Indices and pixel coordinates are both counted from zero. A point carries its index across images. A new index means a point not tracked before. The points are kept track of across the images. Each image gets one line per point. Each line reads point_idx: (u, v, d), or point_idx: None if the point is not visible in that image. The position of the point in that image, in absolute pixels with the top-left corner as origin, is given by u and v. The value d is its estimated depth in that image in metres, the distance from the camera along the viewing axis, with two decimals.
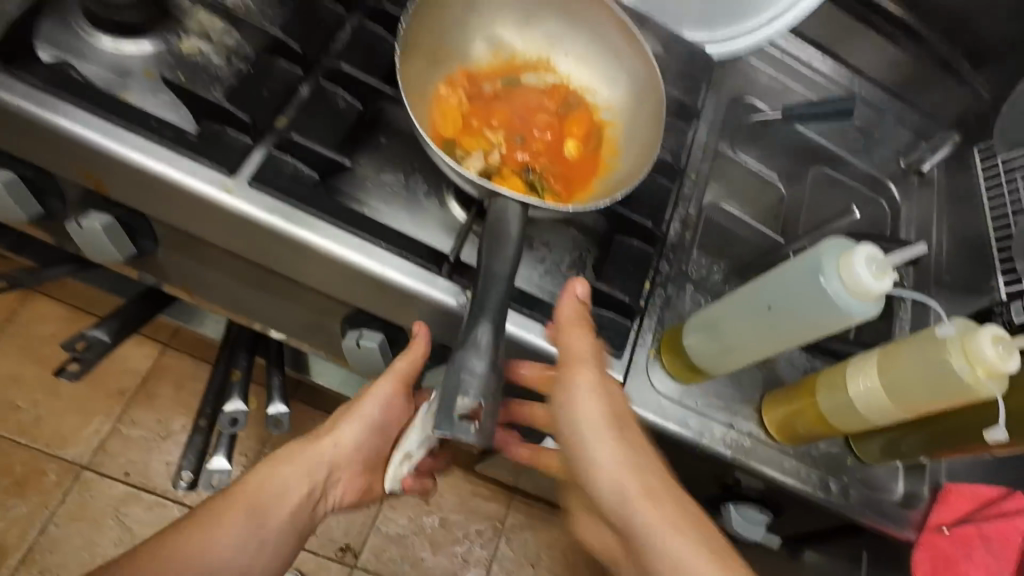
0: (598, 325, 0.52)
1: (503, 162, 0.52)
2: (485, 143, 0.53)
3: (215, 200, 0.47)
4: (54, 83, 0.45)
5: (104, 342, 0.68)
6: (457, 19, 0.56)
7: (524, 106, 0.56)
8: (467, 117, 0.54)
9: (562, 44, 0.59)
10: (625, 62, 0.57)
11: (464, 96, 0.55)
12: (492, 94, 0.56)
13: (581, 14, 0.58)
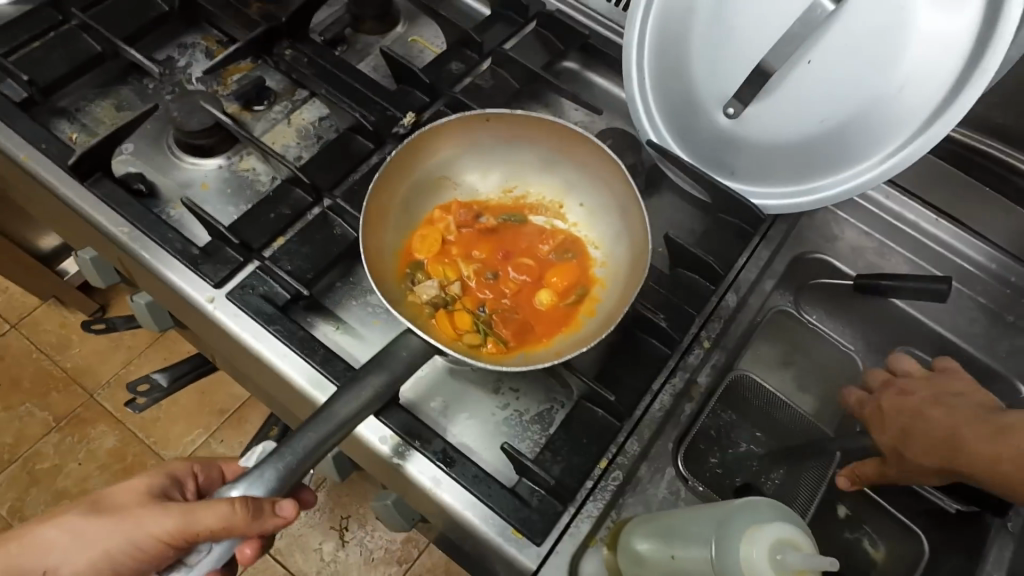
0: (523, 500, 0.47)
1: (460, 297, 0.50)
2: (453, 273, 0.52)
3: (199, 308, 0.53)
4: (113, 196, 0.56)
5: (160, 386, 0.79)
6: (475, 148, 0.56)
7: (513, 243, 0.54)
8: (447, 244, 0.53)
9: (579, 191, 0.56)
10: (631, 225, 0.53)
11: (452, 223, 0.54)
12: (485, 224, 0.55)
13: (599, 167, 0.54)
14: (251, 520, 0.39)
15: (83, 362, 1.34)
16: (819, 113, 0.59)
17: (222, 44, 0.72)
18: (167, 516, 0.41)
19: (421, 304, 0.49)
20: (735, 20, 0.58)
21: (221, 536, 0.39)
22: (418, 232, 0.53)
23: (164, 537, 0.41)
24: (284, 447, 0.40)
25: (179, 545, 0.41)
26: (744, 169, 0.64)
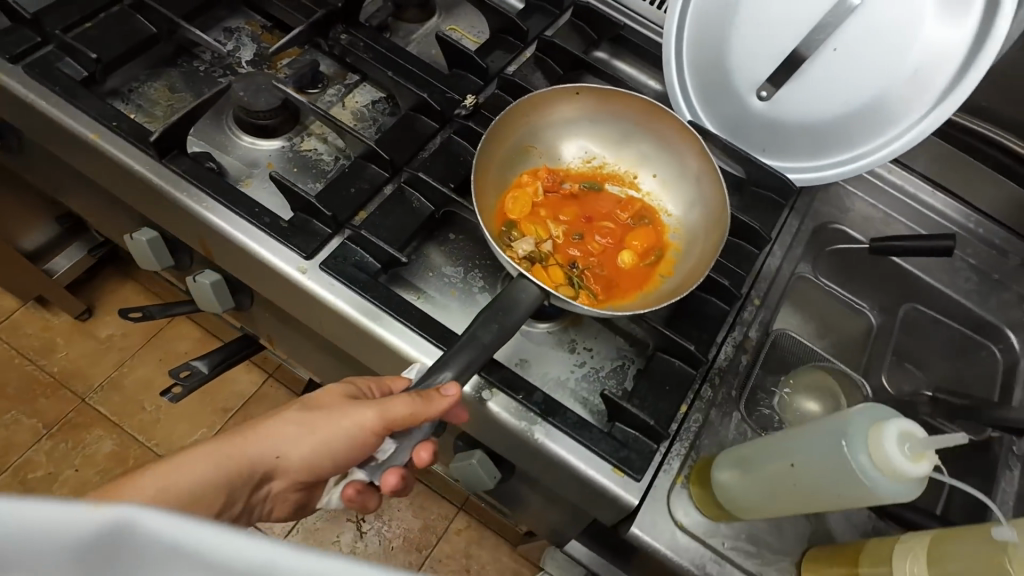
0: (621, 442, 0.51)
1: (553, 253, 0.55)
2: (544, 232, 0.56)
3: (292, 278, 0.55)
4: (192, 173, 0.56)
5: (202, 372, 0.79)
6: (558, 123, 0.61)
7: (594, 209, 0.59)
8: (536, 206, 0.57)
9: (652, 164, 0.61)
10: (704, 196, 0.58)
11: (540, 187, 0.58)
12: (568, 191, 0.59)
13: (675, 142, 0.60)
14: (427, 405, 0.42)
15: (72, 365, 1.28)
16: (841, 96, 0.66)
17: (268, 30, 0.73)
18: (366, 411, 0.43)
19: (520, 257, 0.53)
20: (769, 12, 0.64)
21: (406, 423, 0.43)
22: (511, 194, 0.57)
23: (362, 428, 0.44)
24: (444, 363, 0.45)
25: (378, 434, 0.44)
26: (773, 147, 0.71)
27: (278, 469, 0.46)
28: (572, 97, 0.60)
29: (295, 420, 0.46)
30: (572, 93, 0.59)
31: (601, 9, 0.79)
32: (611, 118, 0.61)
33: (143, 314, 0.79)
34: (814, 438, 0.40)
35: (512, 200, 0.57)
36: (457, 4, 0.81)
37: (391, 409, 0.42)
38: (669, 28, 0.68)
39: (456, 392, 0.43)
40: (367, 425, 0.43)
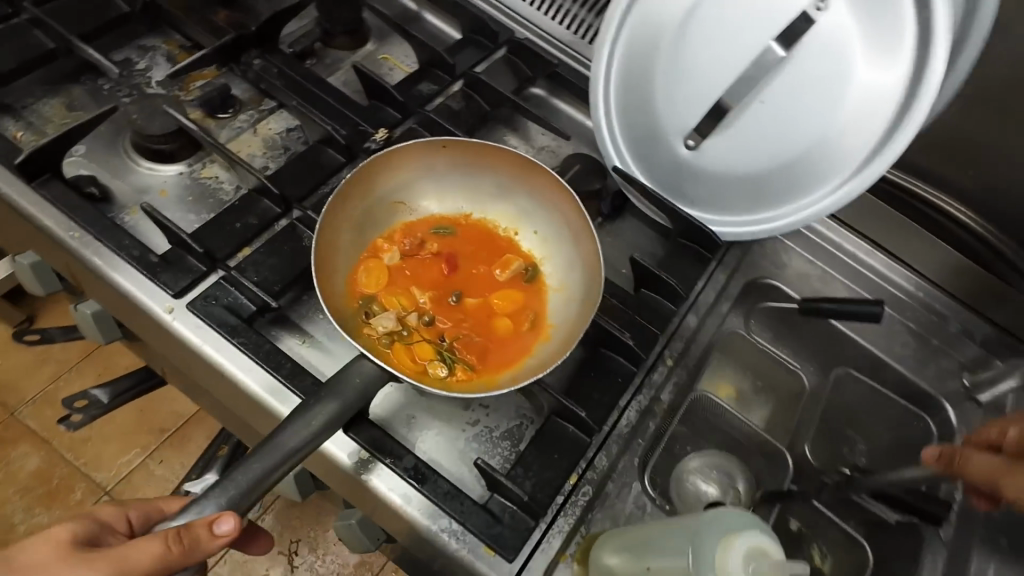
0: (496, 518, 0.47)
1: (416, 326, 0.51)
2: (407, 302, 0.52)
3: (157, 319, 0.51)
4: (62, 200, 0.53)
5: (102, 402, 0.75)
6: (421, 179, 0.57)
7: (465, 269, 0.56)
8: (395, 274, 0.54)
9: (529, 216, 0.58)
10: (584, 250, 0.55)
11: (398, 254, 0.55)
12: (433, 252, 0.56)
13: (550, 196, 0.57)
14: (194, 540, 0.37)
15: (6, 377, 1.24)
16: (770, 149, 0.62)
17: (185, 49, 0.69)
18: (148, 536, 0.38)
19: (379, 334, 0.49)
20: (696, 57, 0.61)
21: (169, 560, 0.37)
22: (364, 266, 0.53)
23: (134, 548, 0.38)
24: (228, 481, 0.39)
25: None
26: (700, 198, 0.67)
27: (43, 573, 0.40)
28: (433, 150, 0.57)
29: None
30: (430, 148, 0.55)
31: (538, 45, 0.76)
32: (479, 170, 0.58)
33: (43, 338, 0.75)
34: (676, 539, 0.42)
35: (367, 271, 0.53)
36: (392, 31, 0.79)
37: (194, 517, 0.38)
38: (597, 69, 0.65)
39: (230, 531, 0.37)
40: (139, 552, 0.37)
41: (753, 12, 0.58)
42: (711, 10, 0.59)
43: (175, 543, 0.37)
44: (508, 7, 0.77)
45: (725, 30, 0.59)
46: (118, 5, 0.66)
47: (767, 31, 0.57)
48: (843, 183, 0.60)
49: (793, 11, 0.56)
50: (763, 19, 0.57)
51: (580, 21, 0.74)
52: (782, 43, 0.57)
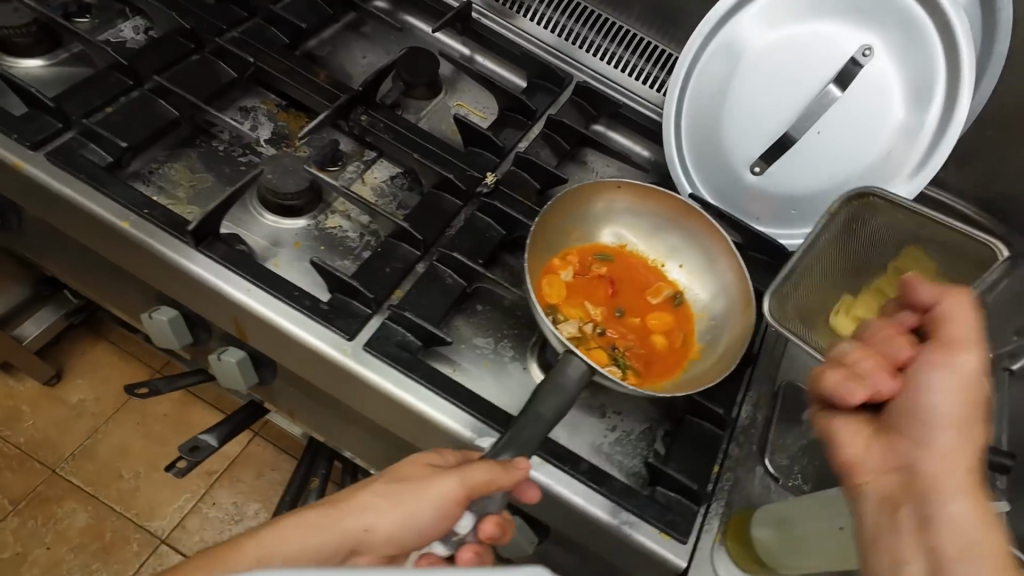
0: (666, 508, 0.54)
1: (594, 335, 0.59)
2: (584, 313, 0.61)
3: (336, 361, 0.55)
4: (229, 258, 0.57)
5: (211, 445, 0.77)
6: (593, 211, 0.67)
7: (624, 290, 0.64)
8: (571, 288, 0.62)
9: (677, 253, 0.67)
10: (727, 289, 0.64)
11: (572, 271, 0.63)
12: (599, 273, 0.65)
13: (699, 237, 0.66)
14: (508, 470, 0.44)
15: (40, 435, 1.21)
16: (827, 172, 0.72)
17: (284, 108, 0.74)
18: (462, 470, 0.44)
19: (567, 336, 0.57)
20: (762, 101, 0.71)
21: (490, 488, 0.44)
22: (546, 278, 0.61)
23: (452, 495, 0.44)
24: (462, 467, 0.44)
25: (463, 504, 0.44)
26: (765, 216, 0.76)
27: (358, 547, 0.44)
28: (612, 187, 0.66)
29: (380, 494, 0.45)
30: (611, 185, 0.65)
31: (597, 88, 0.84)
32: (643, 209, 0.67)
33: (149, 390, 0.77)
34: None
35: (548, 283, 0.61)
36: (461, 80, 0.85)
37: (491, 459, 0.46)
38: (670, 108, 0.74)
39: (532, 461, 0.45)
40: (451, 494, 0.43)
41: (806, 61, 0.69)
42: (773, 63, 0.70)
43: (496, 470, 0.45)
44: (569, 57, 0.87)
45: (783, 76, 0.70)
46: (225, 70, 0.70)
47: (820, 75, 0.69)
48: (901, 194, 0.69)
49: (841, 58, 0.68)
50: (816, 66, 0.69)
51: (636, 68, 0.86)
52: (838, 83, 0.68)
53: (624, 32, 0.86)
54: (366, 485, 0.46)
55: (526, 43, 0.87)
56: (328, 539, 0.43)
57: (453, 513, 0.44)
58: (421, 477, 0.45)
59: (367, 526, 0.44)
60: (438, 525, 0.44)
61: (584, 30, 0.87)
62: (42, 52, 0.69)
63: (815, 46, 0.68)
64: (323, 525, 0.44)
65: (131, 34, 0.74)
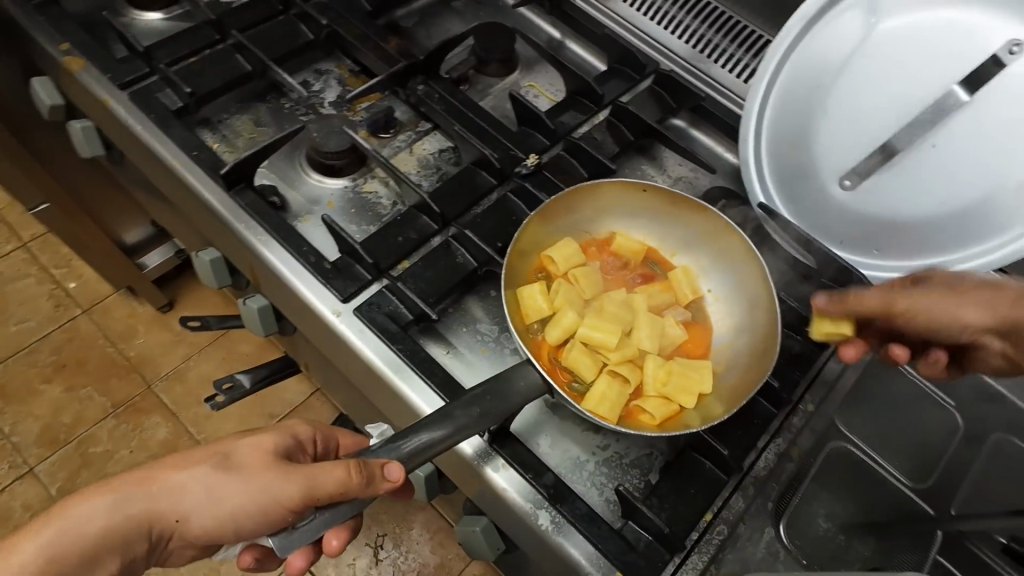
0: (631, 546, 0.47)
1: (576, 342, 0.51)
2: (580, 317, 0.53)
3: (326, 321, 0.55)
4: (254, 207, 0.59)
5: (244, 386, 0.82)
6: (626, 208, 0.60)
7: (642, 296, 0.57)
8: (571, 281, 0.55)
9: (709, 275, 0.59)
10: (754, 322, 0.55)
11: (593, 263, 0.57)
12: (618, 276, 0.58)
13: (738, 258, 0.57)
14: (362, 483, 0.40)
15: (146, 354, 1.37)
16: (953, 184, 0.57)
17: (354, 74, 0.76)
18: (290, 481, 0.42)
19: (545, 343, 0.51)
20: (863, 106, 0.59)
21: (335, 498, 0.41)
22: (543, 270, 0.55)
23: (282, 504, 0.42)
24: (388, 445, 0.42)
25: (298, 511, 0.42)
26: (855, 239, 0.64)
27: (184, 527, 0.45)
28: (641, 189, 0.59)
29: (217, 474, 0.45)
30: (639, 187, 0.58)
31: (683, 79, 0.77)
32: (681, 221, 0.59)
33: (202, 324, 0.83)
34: None
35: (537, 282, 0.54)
36: (538, 60, 0.82)
37: (329, 466, 0.42)
38: (757, 84, 0.63)
39: (398, 476, 0.41)
40: (285, 496, 0.42)
41: (932, 56, 0.55)
42: (885, 61, 0.57)
43: (350, 477, 0.40)
44: (658, 42, 0.80)
45: (897, 75, 0.57)
46: (304, 33, 0.74)
47: (947, 75, 0.55)
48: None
49: (980, 52, 0.53)
50: (946, 61, 0.55)
51: (730, 59, 0.77)
52: (967, 86, 0.54)
53: (725, 17, 0.77)
54: (208, 453, 0.46)
55: (615, 28, 0.82)
56: (137, 516, 0.45)
57: (280, 518, 0.41)
58: (253, 472, 0.45)
59: (198, 507, 0.44)
60: (264, 527, 0.42)
61: (677, 14, 0.79)
62: (162, 7, 0.77)
63: (947, 36, 0.54)
64: (134, 500, 0.45)
65: None
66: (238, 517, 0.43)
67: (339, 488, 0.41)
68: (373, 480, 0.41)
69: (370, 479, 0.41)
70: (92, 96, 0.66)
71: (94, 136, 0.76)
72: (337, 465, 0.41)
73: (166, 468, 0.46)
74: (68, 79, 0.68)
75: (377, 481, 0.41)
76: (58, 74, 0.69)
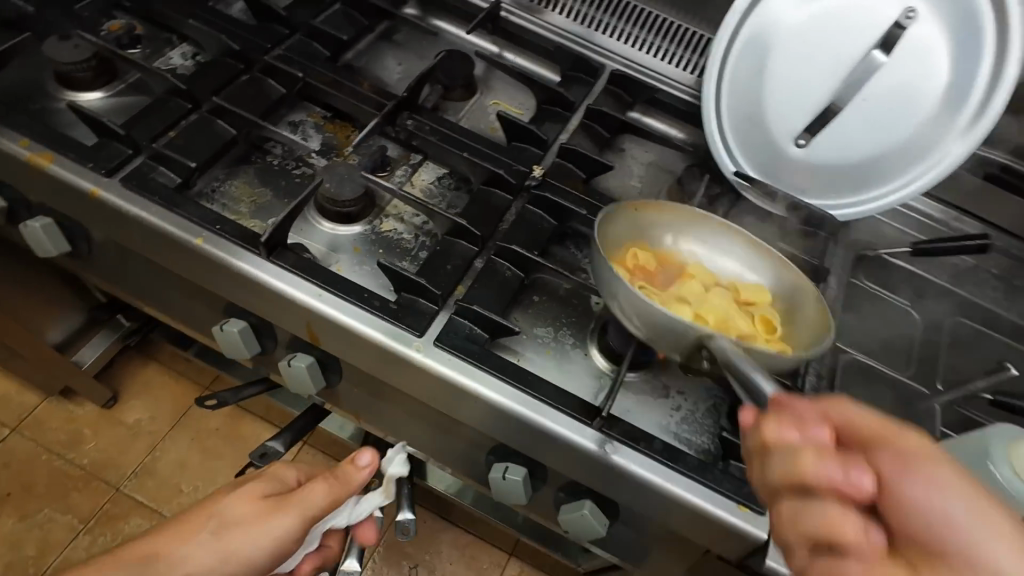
0: (740, 481, 0.55)
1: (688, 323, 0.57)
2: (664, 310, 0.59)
3: (409, 358, 0.57)
4: (299, 266, 0.59)
5: (279, 451, 0.80)
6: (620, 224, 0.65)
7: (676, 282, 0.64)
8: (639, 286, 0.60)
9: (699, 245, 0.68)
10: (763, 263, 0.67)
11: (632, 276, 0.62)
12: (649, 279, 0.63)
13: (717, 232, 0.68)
14: (353, 471, 0.62)
15: (103, 456, 1.25)
16: (884, 126, 0.70)
17: (329, 120, 0.76)
18: (291, 513, 0.58)
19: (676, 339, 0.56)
20: (802, 76, 0.70)
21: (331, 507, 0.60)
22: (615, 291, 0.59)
23: (303, 515, 0.58)
24: None
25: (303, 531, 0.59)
26: (815, 185, 0.76)
27: None
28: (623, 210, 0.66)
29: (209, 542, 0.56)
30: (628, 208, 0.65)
31: (632, 75, 0.85)
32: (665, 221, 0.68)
33: (217, 401, 0.79)
34: None
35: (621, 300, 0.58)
36: (496, 78, 0.86)
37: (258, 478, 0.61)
38: (711, 71, 0.72)
39: (370, 460, 0.63)
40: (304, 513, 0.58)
41: (848, 29, 0.67)
42: (812, 37, 0.69)
43: (336, 476, 0.61)
44: (598, 45, 0.88)
45: (825, 48, 0.69)
46: (274, 87, 0.72)
47: (863, 42, 0.67)
48: (951, 157, 0.68)
49: (884, 22, 0.66)
50: (860, 32, 0.67)
51: (665, 52, 0.86)
52: (882, 49, 0.66)
53: (653, 16, 0.86)
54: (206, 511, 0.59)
55: (556, 38, 0.88)
56: None
57: (295, 533, 0.58)
58: (252, 516, 0.58)
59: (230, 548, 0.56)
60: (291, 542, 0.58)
61: (610, 19, 0.87)
62: (101, 84, 0.72)
63: (857, 12, 0.66)
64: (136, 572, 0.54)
65: (179, 60, 0.76)
66: (272, 552, 0.57)
67: (321, 486, 0.60)
68: (370, 461, 0.63)
69: (356, 464, 0.62)
70: (71, 190, 0.61)
71: (56, 233, 0.70)
72: (325, 478, 0.60)
73: (159, 528, 0.58)
74: (31, 176, 0.62)
75: (367, 462, 0.63)
76: (16, 173, 0.63)
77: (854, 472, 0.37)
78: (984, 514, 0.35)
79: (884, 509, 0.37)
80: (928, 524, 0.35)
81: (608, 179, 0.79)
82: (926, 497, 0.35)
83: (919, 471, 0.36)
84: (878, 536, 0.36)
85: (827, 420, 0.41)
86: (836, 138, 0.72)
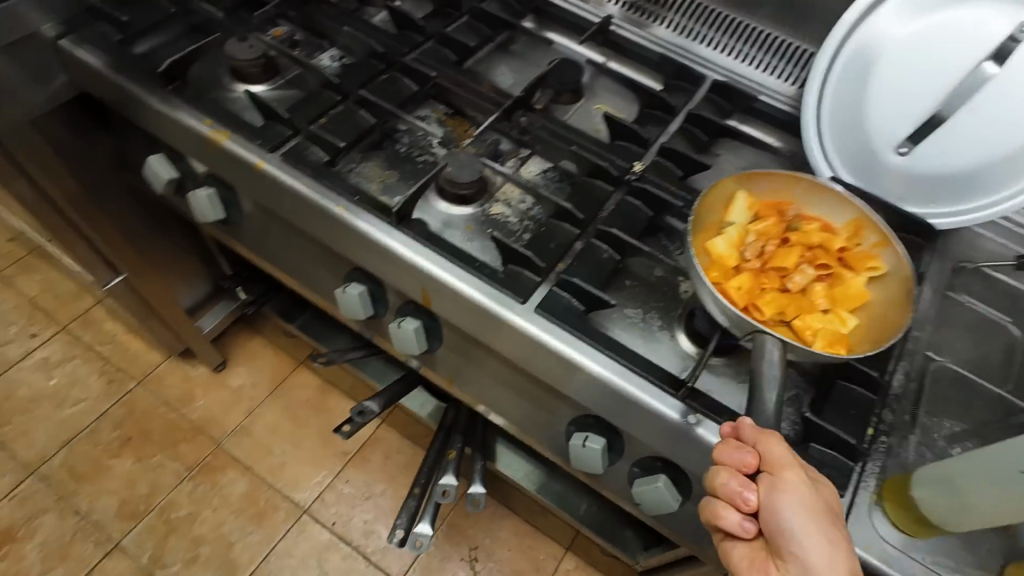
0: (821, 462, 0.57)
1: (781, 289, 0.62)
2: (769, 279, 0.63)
3: (510, 321, 0.63)
4: (422, 235, 0.68)
5: (373, 410, 0.88)
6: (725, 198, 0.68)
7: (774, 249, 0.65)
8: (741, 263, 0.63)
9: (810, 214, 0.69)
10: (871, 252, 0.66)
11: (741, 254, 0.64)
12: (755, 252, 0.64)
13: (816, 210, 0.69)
14: None
15: (209, 414, 1.39)
16: (992, 139, 0.71)
17: (450, 116, 0.84)
18: None
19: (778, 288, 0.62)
20: (908, 88, 0.72)
21: None
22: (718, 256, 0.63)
23: None
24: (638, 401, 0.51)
25: None
26: (913, 194, 0.77)
27: None
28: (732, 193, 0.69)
29: None
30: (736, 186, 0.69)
31: (733, 84, 0.89)
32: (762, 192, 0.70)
33: (326, 359, 0.88)
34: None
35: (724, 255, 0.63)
36: (601, 85, 0.92)
37: None
38: (812, 83, 0.76)
39: None
40: None
41: (956, 43, 0.69)
42: (920, 51, 0.71)
43: None
44: (701, 57, 0.93)
45: (932, 61, 0.71)
46: (409, 84, 0.82)
47: (973, 57, 0.69)
48: None
49: (996, 36, 0.67)
50: (969, 47, 0.69)
51: (766, 65, 0.90)
52: (994, 61, 0.68)
53: (761, 33, 0.90)
54: None
55: (662, 49, 0.94)
56: None
57: None
58: None
59: None
60: None
61: (714, 34, 0.93)
62: (265, 79, 0.84)
63: (966, 28, 0.68)
64: None
65: (329, 62, 0.87)
66: None
67: None
68: None
69: None
70: (242, 162, 0.73)
71: (217, 201, 0.82)
72: None
73: None
74: (212, 151, 0.76)
75: None
76: (198, 147, 0.77)
77: (744, 492, 0.49)
78: (820, 534, 0.46)
79: (762, 513, 0.48)
80: (783, 528, 0.47)
81: (703, 179, 0.83)
82: (791, 535, 0.46)
83: (788, 480, 0.48)
84: (749, 525, 0.49)
85: (755, 446, 0.50)
86: (941, 148, 0.73)
